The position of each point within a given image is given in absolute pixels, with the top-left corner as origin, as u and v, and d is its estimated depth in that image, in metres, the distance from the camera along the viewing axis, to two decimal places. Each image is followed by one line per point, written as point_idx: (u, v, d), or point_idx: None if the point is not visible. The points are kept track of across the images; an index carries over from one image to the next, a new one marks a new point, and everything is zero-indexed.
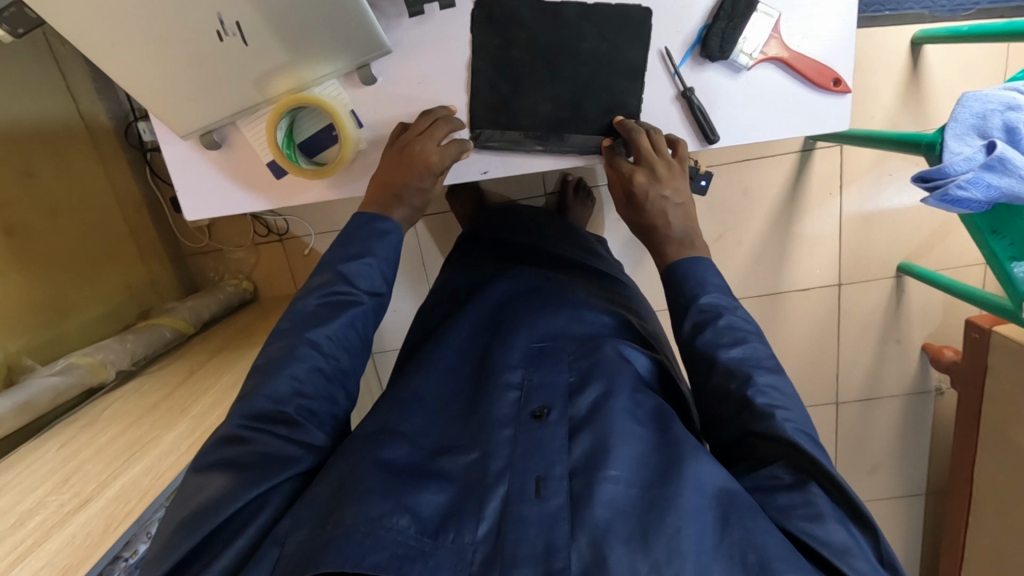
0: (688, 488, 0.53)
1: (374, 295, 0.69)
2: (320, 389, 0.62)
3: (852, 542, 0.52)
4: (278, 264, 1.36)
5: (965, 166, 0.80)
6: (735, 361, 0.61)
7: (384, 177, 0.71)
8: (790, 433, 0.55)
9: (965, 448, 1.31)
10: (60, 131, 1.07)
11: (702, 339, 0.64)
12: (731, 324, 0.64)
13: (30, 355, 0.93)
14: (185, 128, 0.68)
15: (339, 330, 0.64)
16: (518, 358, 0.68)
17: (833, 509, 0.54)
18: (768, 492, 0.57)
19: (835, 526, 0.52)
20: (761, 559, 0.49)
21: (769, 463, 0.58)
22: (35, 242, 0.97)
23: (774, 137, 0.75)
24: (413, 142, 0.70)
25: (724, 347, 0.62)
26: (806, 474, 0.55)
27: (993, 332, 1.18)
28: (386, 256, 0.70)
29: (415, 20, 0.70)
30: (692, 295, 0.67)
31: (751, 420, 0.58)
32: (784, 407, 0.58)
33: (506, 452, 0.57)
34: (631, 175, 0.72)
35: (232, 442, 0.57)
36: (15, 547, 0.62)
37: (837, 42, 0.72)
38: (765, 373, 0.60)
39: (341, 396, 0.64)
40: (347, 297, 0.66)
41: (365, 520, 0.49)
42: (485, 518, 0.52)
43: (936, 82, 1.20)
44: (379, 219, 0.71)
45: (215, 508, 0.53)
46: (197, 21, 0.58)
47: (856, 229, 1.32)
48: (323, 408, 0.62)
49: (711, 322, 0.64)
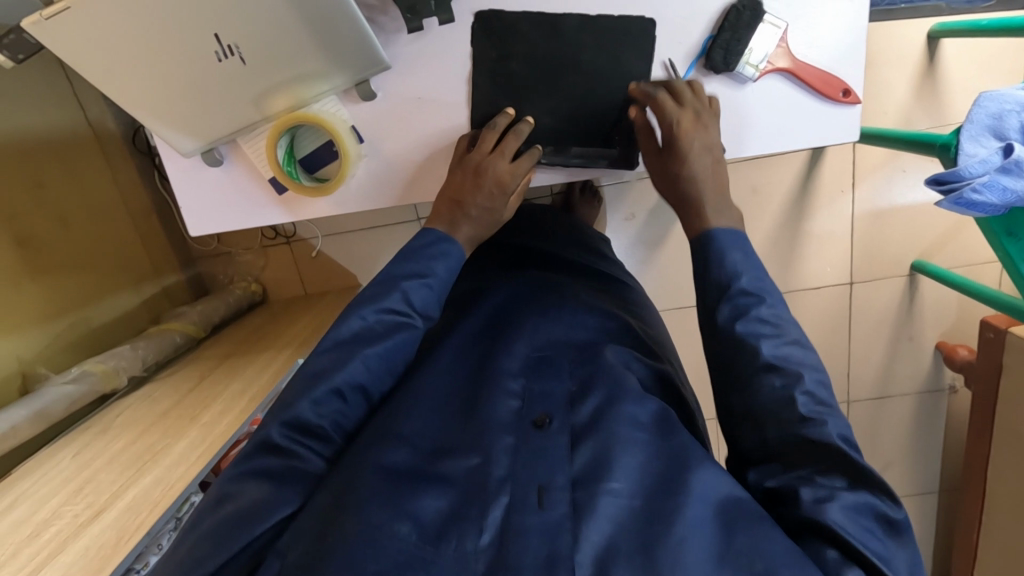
0: (694, 497, 0.52)
1: (429, 318, 0.66)
2: (358, 399, 0.61)
3: (891, 553, 0.49)
4: (285, 267, 1.37)
5: (980, 169, 0.78)
6: (778, 360, 0.56)
7: (454, 194, 0.70)
8: (839, 439, 0.51)
9: (978, 446, 1.29)
10: (67, 139, 1.07)
11: (742, 327, 0.58)
12: (772, 312, 0.59)
13: (43, 364, 0.94)
14: (186, 148, 0.68)
15: (385, 353, 0.61)
16: (518, 365, 0.67)
17: (877, 519, 0.50)
18: (805, 485, 0.52)
19: (877, 536, 0.49)
20: (768, 569, 0.47)
21: (802, 462, 0.53)
22: (46, 252, 0.98)
23: (781, 148, 0.74)
24: (485, 168, 0.69)
25: (767, 339, 0.57)
26: (849, 477, 0.52)
27: (1008, 332, 1.17)
28: (442, 278, 0.67)
29: (412, 36, 0.69)
30: (729, 276, 0.61)
31: (794, 423, 0.53)
32: (835, 418, 0.53)
33: (508, 460, 0.56)
34: (675, 118, 0.67)
35: (271, 451, 0.56)
36: (30, 560, 0.63)
37: (846, 51, 0.70)
38: (810, 371, 0.55)
39: (376, 393, 0.63)
40: (402, 319, 0.63)
41: (366, 529, 0.48)
42: (488, 527, 0.52)
43: (954, 77, 1.16)
44: (446, 240, 0.68)
45: (250, 520, 0.51)
46: (195, 42, 0.57)
47: (868, 226, 1.30)
48: (353, 407, 0.61)
49: (755, 308, 0.58)
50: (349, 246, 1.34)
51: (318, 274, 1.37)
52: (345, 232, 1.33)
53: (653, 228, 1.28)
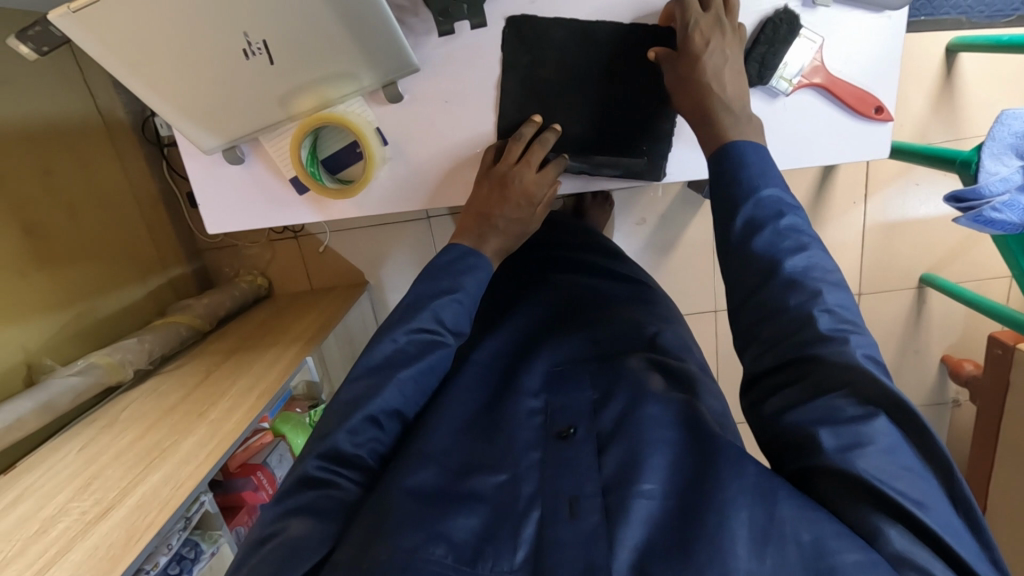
0: (731, 483, 0.50)
1: (459, 335, 0.67)
2: (394, 423, 0.62)
3: (928, 495, 0.46)
4: (292, 261, 1.36)
5: (1001, 187, 0.79)
6: (796, 272, 0.55)
7: (479, 205, 0.71)
8: (861, 360, 0.51)
9: (980, 461, 1.30)
10: (77, 128, 1.06)
11: (760, 240, 0.57)
12: (794, 226, 0.58)
13: (49, 356, 0.93)
14: (208, 145, 0.68)
15: (420, 373, 0.62)
16: (538, 383, 0.67)
17: (915, 462, 0.48)
18: (828, 429, 0.50)
19: (913, 480, 0.47)
20: (815, 538, 0.46)
21: (823, 394, 0.51)
22: (53, 241, 0.97)
23: (808, 164, 0.73)
24: (512, 176, 0.69)
25: (786, 251, 0.56)
26: (872, 405, 0.49)
27: (1016, 349, 1.16)
28: (471, 293, 0.68)
29: (443, 39, 0.68)
30: (751, 188, 0.60)
31: (812, 344, 0.53)
32: (855, 332, 0.53)
33: (536, 476, 0.56)
34: (694, 23, 0.64)
35: (306, 485, 0.56)
36: (37, 558, 0.62)
37: (880, 68, 0.70)
38: (832, 290, 0.55)
39: (410, 413, 0.63)
40: (433, 336, 0.64)
41: (400, 554, 0.47)
42: (523, 543, 0.51)
43: (971, 91, 1.16)
44: (474, 254, 0.70)
45: (293, 558, 0.50)
46: (223, 39, 0.56)
47: (879, 238, 1.30)
48: (389, 433, 0.61)
49: (773, 221, 0.58)
50: (357, 243, 1.33)
51: (324, 267, 1.36)
52: (353, 228, 1.32)
53: (664, 233, 1.27)
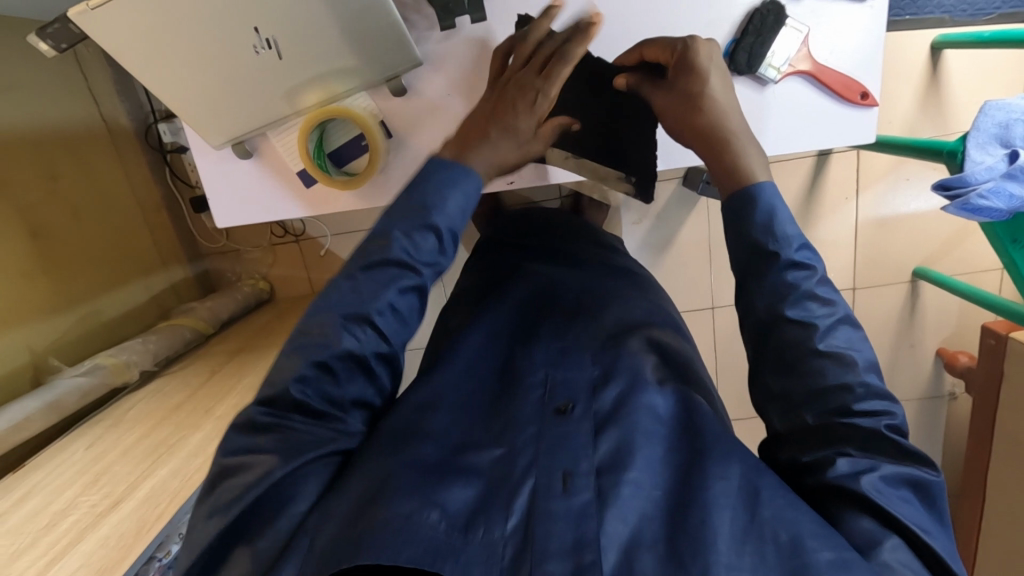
0: (713, 479, 0.52)
1: (430, 266, 0.59)
2: (352, 361, 0.56)
3: (931, 529, 0.48)
4: (294, 265, 1.37)
5: (986, 176, 0.80)
6: (831, 349, 0.53)
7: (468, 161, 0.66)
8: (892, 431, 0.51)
9: (978, 452, 1.31)
10: (82, 134, 1.08)
11: (794, 311, 0.54)
12: (828, 292, 0.55)
13: (54, 355, 0.94)
14: (217, 139, 0.70)
15: (382, 308, 0.56)
16: (541, 360, 0.69)
17: (921, 502, 0.50)
18: (846, 457, 0.51)
19: (917, 511, 0.49)
20: (793, 538, 0.47)
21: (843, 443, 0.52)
22: (59, 244, 0.98)
23: (797, 150, 0.76)
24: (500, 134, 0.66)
25: (821, 321, 0.54)
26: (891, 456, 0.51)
27: (1009, 339, 1.18)
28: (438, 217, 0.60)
29: (444, 34, 0.70)
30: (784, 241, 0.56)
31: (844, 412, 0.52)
32: (885, 410, 0.52)
33: (531, 450, 0.57)
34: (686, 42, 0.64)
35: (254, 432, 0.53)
36: (50, 548, 0.63)
37: (864, 56, 0.72)
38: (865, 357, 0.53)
39: (377, 361, 0.58)
40: (397, 266, 0.57)
41: (398, 516, 0.48)
42: (514, 513, 0.52)
43: (957, 88, 1.19)
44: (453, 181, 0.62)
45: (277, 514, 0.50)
46: (234, 36, 0.58)
47: (871, 234, 1.32)
48: (346, 378, 0.56)
49: (808, 283, 0.55)
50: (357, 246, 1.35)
51: (324, 270, 1.37)
52: (354, 232, 1.33)
53: (661, 231, 1.29)
